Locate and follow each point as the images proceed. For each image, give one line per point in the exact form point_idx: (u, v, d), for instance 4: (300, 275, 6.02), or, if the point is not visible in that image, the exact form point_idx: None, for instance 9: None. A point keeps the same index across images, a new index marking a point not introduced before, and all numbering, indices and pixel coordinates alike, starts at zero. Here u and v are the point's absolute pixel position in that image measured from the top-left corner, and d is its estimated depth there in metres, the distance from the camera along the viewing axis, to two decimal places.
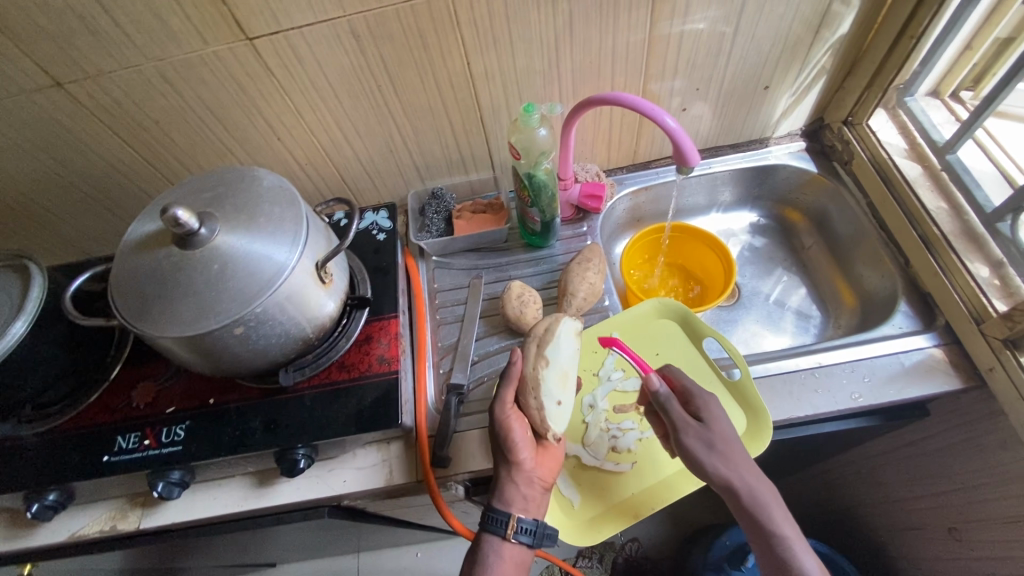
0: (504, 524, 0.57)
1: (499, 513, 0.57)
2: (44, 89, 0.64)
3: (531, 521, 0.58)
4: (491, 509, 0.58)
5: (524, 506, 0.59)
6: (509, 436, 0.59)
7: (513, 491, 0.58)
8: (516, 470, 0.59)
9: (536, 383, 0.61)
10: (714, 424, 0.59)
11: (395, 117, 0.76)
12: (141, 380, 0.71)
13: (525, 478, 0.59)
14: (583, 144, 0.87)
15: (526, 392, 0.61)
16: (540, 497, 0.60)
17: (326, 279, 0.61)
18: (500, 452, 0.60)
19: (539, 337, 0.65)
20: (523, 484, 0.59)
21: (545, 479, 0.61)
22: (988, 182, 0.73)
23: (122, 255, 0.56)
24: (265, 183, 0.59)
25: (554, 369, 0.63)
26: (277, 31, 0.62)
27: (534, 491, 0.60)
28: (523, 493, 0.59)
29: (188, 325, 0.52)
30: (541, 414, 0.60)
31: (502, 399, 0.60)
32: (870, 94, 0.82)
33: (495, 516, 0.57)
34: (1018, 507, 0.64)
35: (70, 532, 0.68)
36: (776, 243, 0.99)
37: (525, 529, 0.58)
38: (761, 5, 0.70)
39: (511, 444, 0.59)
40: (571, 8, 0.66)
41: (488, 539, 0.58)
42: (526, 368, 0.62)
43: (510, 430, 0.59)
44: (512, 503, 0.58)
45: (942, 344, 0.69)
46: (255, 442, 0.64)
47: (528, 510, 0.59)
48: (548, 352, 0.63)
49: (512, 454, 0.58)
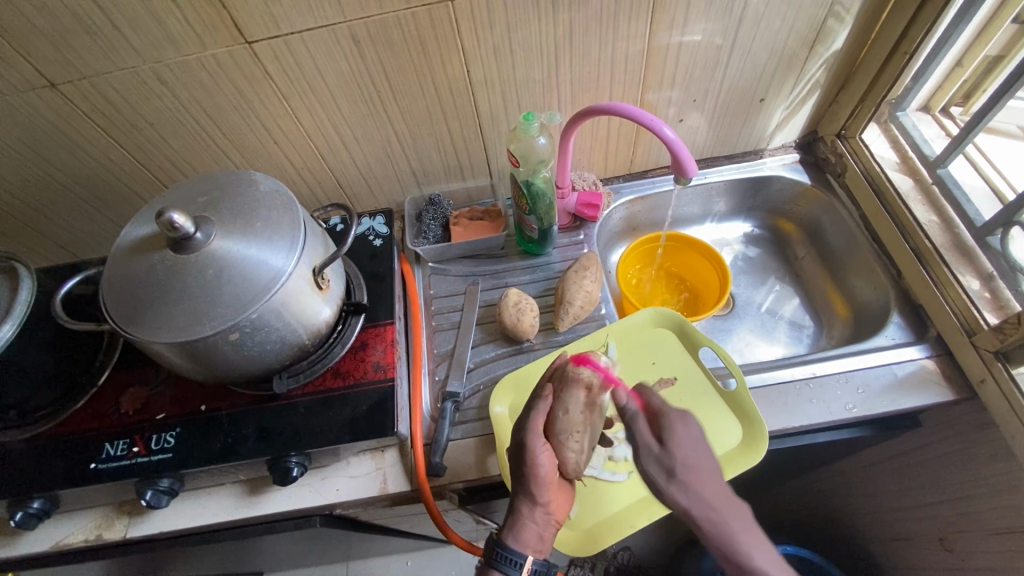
0: (519, 566, 0.51)
1: (515, 552, 0.52)
2: (37, 89, 0.63)
3: (544, 563, 0.53)
4: (505, 547, 0.52)
5: (537, 546, 0.54)
6: (536, 473, 0.54)
7: (531, 529, 0.54)
8: (537, 506, 0.54)
9: (581, 428, 0.56)
10: (674, 449, 0.54)
11: (394, 123, 0.76)
12: (130, 385, 0.70)
13: (544, 516, 0.55)
14: (581, 152, 0.88)
15: (562, 437, 0.55)
16: (550, 536, 0.56)
17: (322, 285, 0.61)
18: (523, 485, 0.54)
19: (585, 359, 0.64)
20: (541, 522, 0.54)
21: (559, 519, 0.57)
22: (978, 197, 0.75)
23: (116, 258, 0.55)
24: (261, 187, 0.59)
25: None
26: (277, 35, 0.62)
27: (548, 531, 0.55)
28: (540, 532, 0.54)
29: (181, 331, 0.51)
30: (577, 459, 0.56)
31: (534, 430, 0.55)
32: (863, 108, 0.83)
33: (510, 557, 0.51)
34: (1009, 517, 0.65)
35: (54, 542, 0.66)
36: (769, 252, 1.00)
37: (536, 571, 0.52)
38: (757, 20, 0.71)
39: (535, 481, 0.54)
40: (571, 18, 0.67)
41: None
42: (571, 411, 0.55)
43: (539, 463, 0.54)
44: (528, 543, 0.53)
45: (933, 356, 0.70)
46: (248, 450, 0.63)
47: (539, 551, 0.54)
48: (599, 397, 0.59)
49: (535, 489, 0.54)
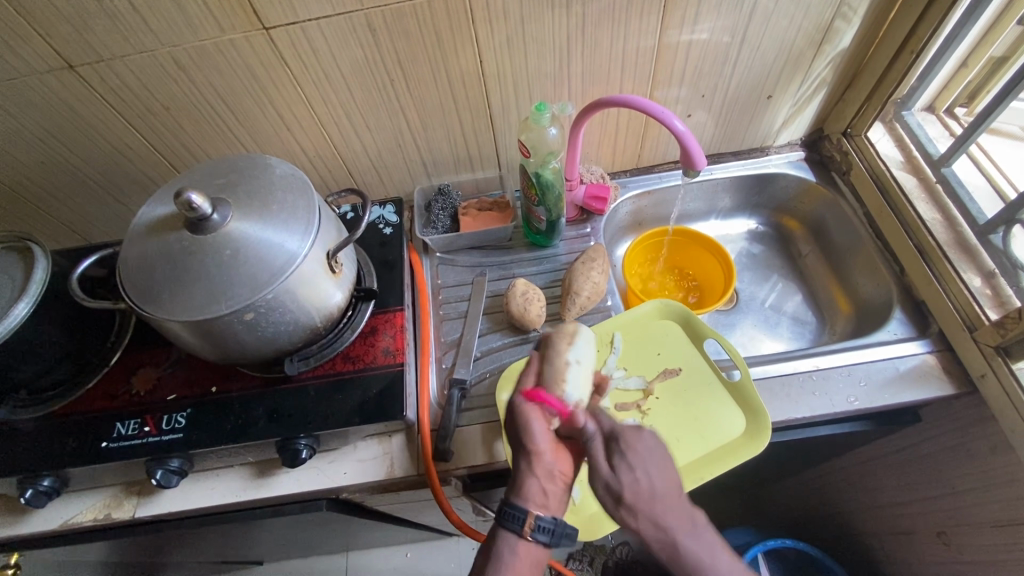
0: (521, 520, 0.52)
1: (516, 507, 0.53)
2: (55, 71, 0.64)
3: (550, 518, 0.53)
4: (508, 504, 0.53)
5: (543, 503, 0.54)
6: (528, 426, 0.56)
7: (533, 484, 0.55)
8: (536, 461, 0.55)
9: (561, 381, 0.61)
10: (623, 476, 0.52)
11: (405, 112, 0.76)
12: (140, 367, 0.71)
13: (546, 471, 0.55)
14: (589, 145, 0.88)
15: (551, 386, 0.61)
16: (560, 493, 0.56)
17: (336, 269, 0.61)
18: (519, 445, 0.57)
19: (567, 335, 0.65)
20: (543, 477, 0.55)
21: (566, 474, 0.57)
22: (981, 196, 0.75)
23: (132, 238, 0.56)
24: (277, 171, 0.59)
25: (582, 367, 0.64)
26: (293, 21, 0.63)
27: (554, 486, 0.55)
28: (544, 488, 0.55)
29: (198, 310, 0.52)
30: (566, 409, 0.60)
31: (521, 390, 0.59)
32: (870, 106, 0.84)
33: (513, 512, 0.53)
34: (1007, 511, 0.66)
35: (63, 520, 0.67)
36: (774, 249, 1.01)
37: (542, 526, 0.52)
38: (767, 17, 0.72)
39: (529, 436, 0.56)
40: (585, 11, 0.68)
41: (503, 536, 0.53)
42: (556, 360, 0.63)
43: (530, 419, 0.57)
44: (531, 499, 0.54)
45: (934, 351, 0.71)
46: (258, 431, 0.64)
47: (548, 508, 0.54)
48: (572, 353, 0.64)
49: (529, 444, 0.56)
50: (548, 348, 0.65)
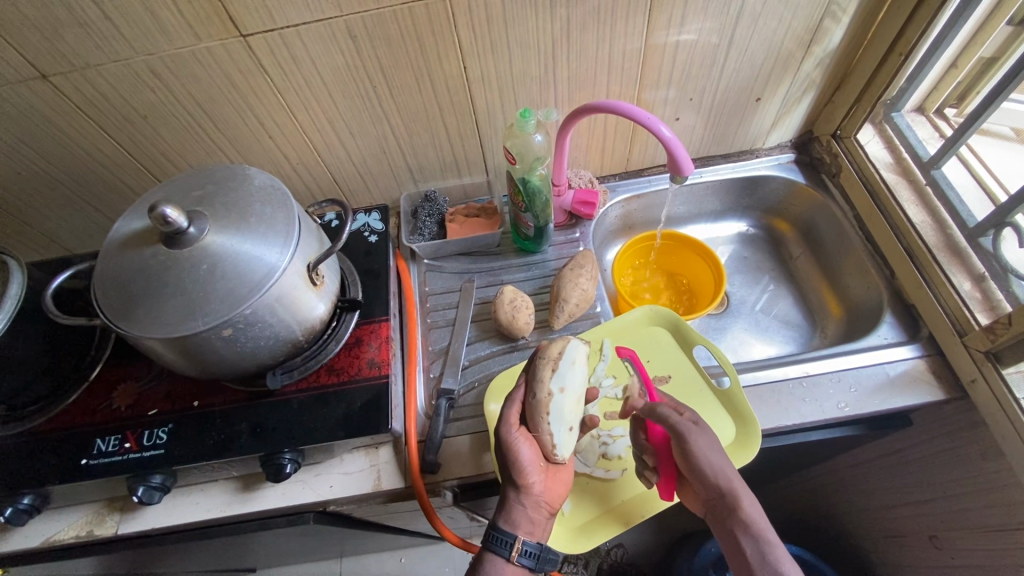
0: (509, 545, 0.56)
1: (504, 533, 0.56)
2: (28, 81, 0.62)
3: (535, 544, 0.57)
4: (496, 529, 0.57)
5: (529, 530, 0.58)
6: (517, 458, 0.57)
7: (520, 512, 0.57)
8: (524, 491, 0.58)
9: (547, 411, 0.58)
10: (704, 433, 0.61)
11: (390, 118, 0.75)
12: (121, 381, 0.69)
13: (534, 500, 0.58)
14: (577, 149, 0.87)
15: (537, 418, 0.59)
16: (546, 521, 0.59)
17: (317, 281, 0.60)
18: (507, 474, 0.59)
19: (551, 361, 0.61)
20: (530, 506, 0.58)
21: (552, 503, 0.60)
22: (971, 199, 0.75)
23: (106, 253, 0.55)
24: (255, 182, 0.58)
25: (567, 395, 0.60)
26: (271, 29, 0.61)
27: (540, 515, 0.59)
28: (530, 516, 0.58)
29: (174, 326, 0.51)
30: (552, 441, 0.59)
31: (508, 419, 0.59)
32: (860, 108, 0.83)
33: (500, 536, 0.56)
34: (999, 516, 0.65)
35: (44, 537, 0.66)
36: (764, 252, 1.00)
37: (528, 552, 0.56)
38: (754, 19, 0.71)
39: (517, 467, 0.57)
40: (569, 15, 0.67)
41: (490, 559, 0.56)
42: (540, 393, 0.59)
43: (519, 452, 0.58)
44: (519, 525, 0.57)
45: (925, 355, 0.71)
46: (241, 446, 0.63)
47: (533, 534, 0.58)
48: (555, 380, 0.60)
49: (520, 476, 0.57)
50: (532, 374, 0.61)
